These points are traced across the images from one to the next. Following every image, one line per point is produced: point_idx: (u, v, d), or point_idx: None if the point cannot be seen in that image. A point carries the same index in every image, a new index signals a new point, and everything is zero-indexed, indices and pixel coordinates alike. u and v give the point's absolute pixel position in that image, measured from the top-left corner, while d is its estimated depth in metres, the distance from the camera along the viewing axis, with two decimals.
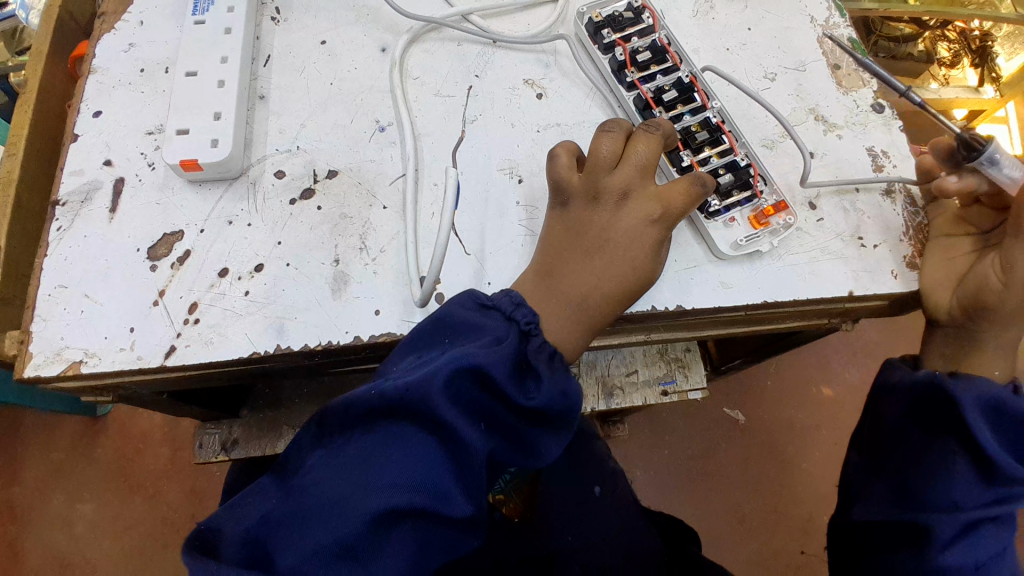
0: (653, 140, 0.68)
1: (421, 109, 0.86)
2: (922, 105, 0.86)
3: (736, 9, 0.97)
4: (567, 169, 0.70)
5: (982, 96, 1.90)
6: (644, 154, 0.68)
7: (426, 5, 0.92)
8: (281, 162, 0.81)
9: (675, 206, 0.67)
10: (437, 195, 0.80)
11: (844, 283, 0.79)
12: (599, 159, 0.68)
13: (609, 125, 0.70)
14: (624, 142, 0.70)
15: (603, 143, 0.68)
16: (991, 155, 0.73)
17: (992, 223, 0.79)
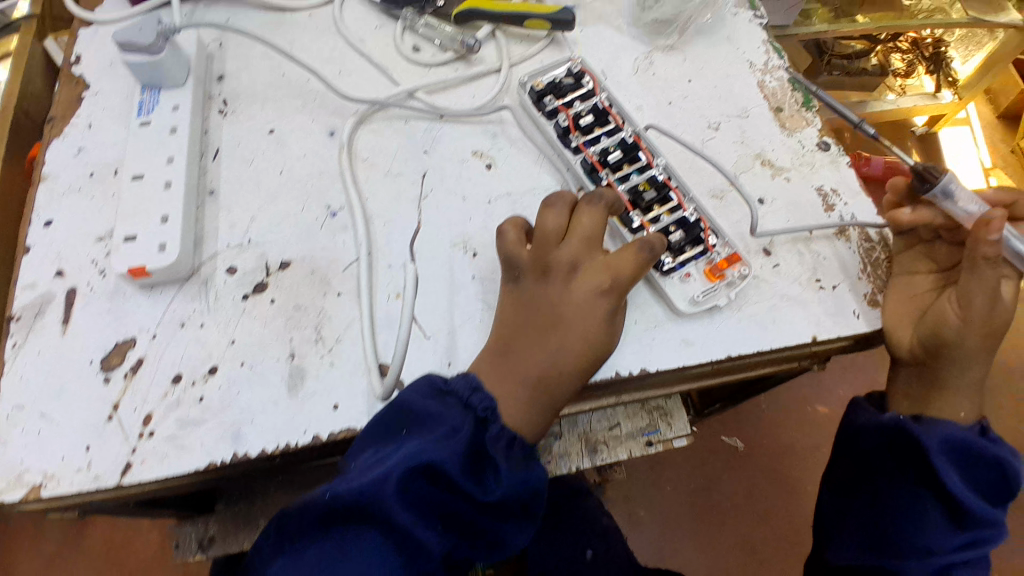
0: (595, 211, 0.69)
1: (372, 190, 0.86)
2: (877, 137, 0.87)
3: (675, 63, 0.99)
4: (515, 244, 0.70)
5: (942, 100, 2.05)
6: (588, 226, 0.68)
7: (372, 87, 0.95)
8: (233, 257, 0.82)
9: (624, 276, 0.66)
10: (391, 277, 0.80)
11: (806, 329, 0.79)
12: (545, 235, 0.68)
13: (552, 199, 0.71)
14: (568, 215, 0.70)
15: (546, 219, 0.69)
16: (946, 187, 0.74)
17: (951, 259, 0.79)
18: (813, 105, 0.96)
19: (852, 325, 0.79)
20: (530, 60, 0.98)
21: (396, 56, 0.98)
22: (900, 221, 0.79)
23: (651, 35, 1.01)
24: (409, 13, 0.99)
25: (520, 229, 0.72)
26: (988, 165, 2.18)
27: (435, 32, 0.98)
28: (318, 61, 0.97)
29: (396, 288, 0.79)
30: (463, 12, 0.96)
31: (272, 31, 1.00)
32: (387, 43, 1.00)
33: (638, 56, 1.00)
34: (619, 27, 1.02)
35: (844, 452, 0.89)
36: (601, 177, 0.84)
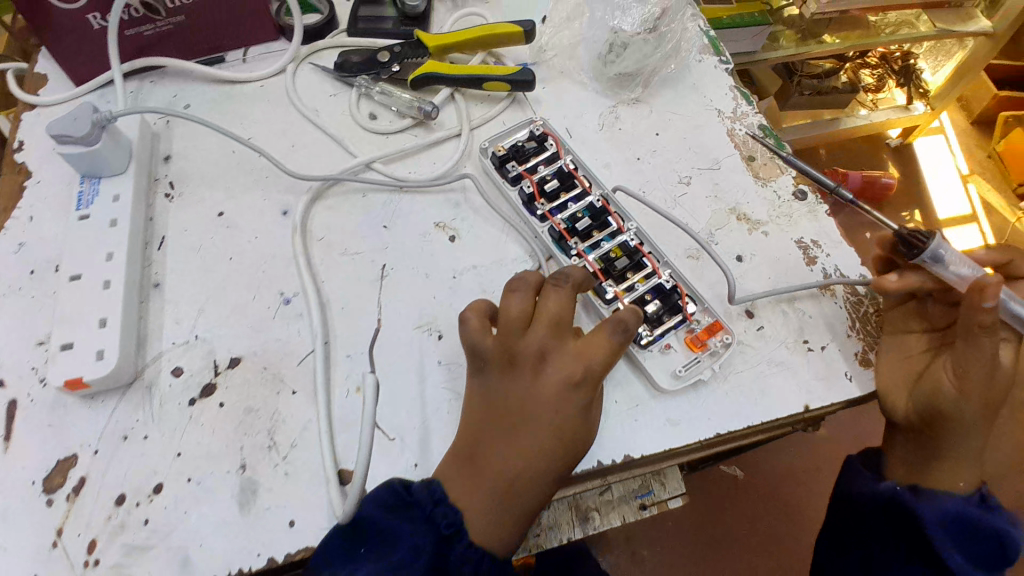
0: (563, 292, 0.64)
1: (328, 272, 0.81)
2: (856, 201, 0.80)
3: (641, 115, 0.96)
4: (479, 332, 0.64)
5: (913, 113, 2.03)
6: (556, 310, 0.63)
7: (327, 160, 0.91)
8: (177, 357, 0.77)
9: (598, 362, 0.61)
10: (352, 367, 0.75)
11: (797, 398, 0.73)
12: (510, 321, 0.62)
13: (516, 282, 0.65)
14: (534, 297, 0.65)
15: (510, 304, 0.63)
16: (935, 252, 0.69)
17: (948, 319, 0.73)
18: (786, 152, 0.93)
19: (842, 389, 0.75)
20: (491, 122, 0.94)
21: (352, 125, 0.95)
22: (886, 287, 0.75)
23: (615, 88, 0.98)
24: (363, 80, 0.96)
25: (483, 313, 0.66)
26: (965, 173, 2.18)
27: (391, 99, 0.95)
28: (269, 136, 0.94)
29: (356, 380, 0.74)
30: (420, 77, 0.93)
31: (222, 107, 0.97)
32: (343, 112, 0.96)
33: (603, 110, 0.97)
34: (582, 81, 0.99)
35: (845, 508, 0.81)
36: (570, 246, 0.79)
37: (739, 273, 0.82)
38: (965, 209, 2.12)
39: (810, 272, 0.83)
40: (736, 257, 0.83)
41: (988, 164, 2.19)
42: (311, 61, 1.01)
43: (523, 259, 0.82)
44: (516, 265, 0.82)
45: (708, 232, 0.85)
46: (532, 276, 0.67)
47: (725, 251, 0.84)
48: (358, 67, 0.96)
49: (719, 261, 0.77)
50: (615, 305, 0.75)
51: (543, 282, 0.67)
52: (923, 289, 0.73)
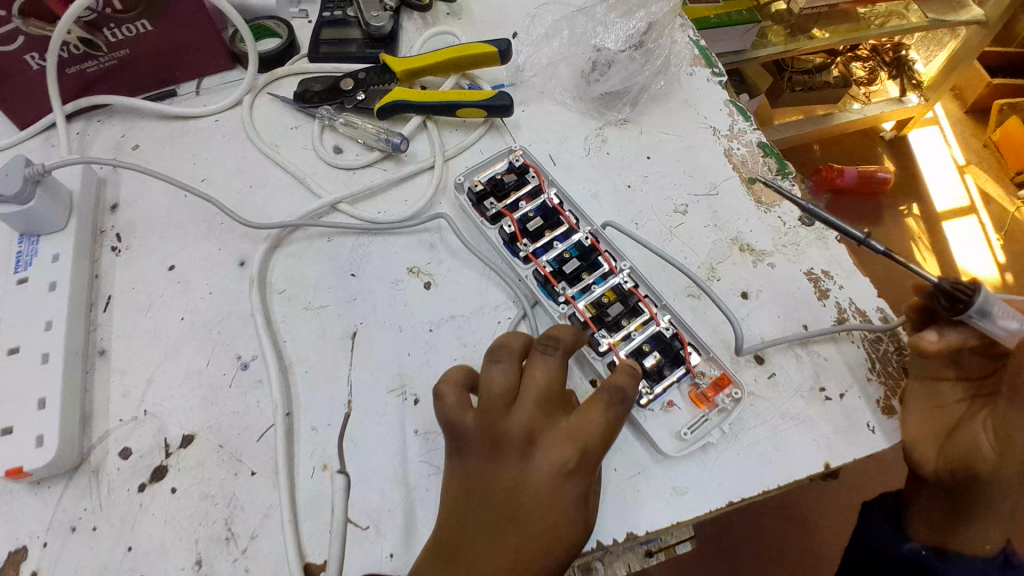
0: (553, 362, 0.57)
1: (290, 330, 0.73)
2: (888, 253, 0.68)
3: (630, 137, 0.89)
4: (457, 409, 0.56)
5: (908, 104, 1.91)
6: (545, 382, 0.56)
7: (289, 203, 0.84)
8: (126, 436, 0.69)
9: (593, 442, 0.53)
10: (318, 441, 0.66)
11: (815, 454, 0.66)
12: (492, 397, 0.55)
13: (498, 351, 0.58)
14: (518, 367, 0.57)
15: (492, 377, 0.56)
16: (983, 307, 0.61)
17: (986, 370, 0.64)
18: (789, 171, 0.86)
19: (863, 441, 0.67)
20: (467, 152, 0.86)
21: (316, 160, 0.87)
22: (927, 348, 0.65)
23: (601, 109, 0.91)
24: (326, 111, 0.88)
25: (461, 385, 0.58)
26: (961, 164, 2.06)
27: (358, 131, 0.87)
28: (226, 177, 0.87)
29: (324, 455, 0.66)
30: (387, 105, 0.85)
31: (175, 146, 0.89)
32: (305, 147, 0.88)
33: (589, 133, 0.89)
34: (565, 102, 0.92)
35: None
36: (557, 292, 0.72)
37: (745, 312, 0.74)
38: (963, 202, 2.00)
39: (823, 307, 0.75)
40: (741, 293, 0.75)
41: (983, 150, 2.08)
42: (270, 90, 0.94)
43: (506, 305, 0.74)
44: (498, 313, 0.74)
45: (709, 267, 0.77)
46: (516, 342, 0.59)
47: (728, 288, 0.76)
48: (320, 95, 0.89)
49: (721, 305, 0.69)
50: (609, 358, 0.68)
51: (528, 347, 0.59)
52: (965, 343, 0.64)
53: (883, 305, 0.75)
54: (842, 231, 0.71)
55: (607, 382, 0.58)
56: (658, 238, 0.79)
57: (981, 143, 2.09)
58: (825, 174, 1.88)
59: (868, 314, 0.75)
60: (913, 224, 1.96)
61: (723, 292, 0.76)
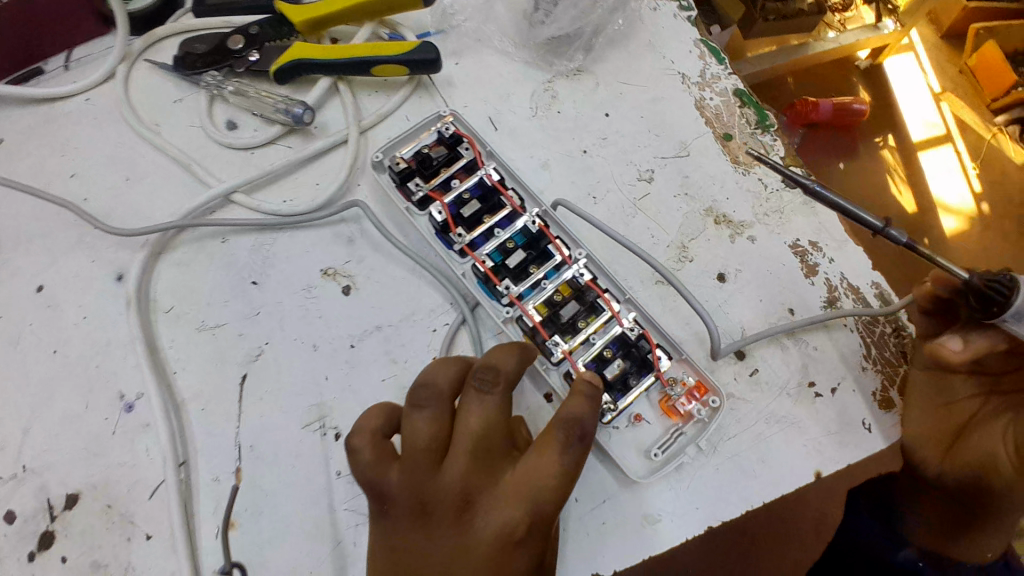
0: (490, 401, 0.46)
1: (183, 359, 0.61)
2: (912, 247, 0.55)
3: (585, 91, 0.75)
4: (376, 467, 0.46)
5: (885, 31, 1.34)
6: (481, 427, 0.45)
7: (177, 196, 0.69)
8: (7, 496, 0.57)
9: (544, 497, 0.43)
10: (220, 495, 0.56)
11: (803, 463, 0.57)
12: (416, 453, 0.44)
13: (421, 393, 0.46)
14: (448, 410, 0.46)
15: (415, 429, 0.45)
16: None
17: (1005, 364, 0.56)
18: (770, 122, 0.73)
19: (859, 443, 0.59)
20: (390, 119, 0.72)
21: (204, 140, 0.71)
22: (947, 357, 0.51)
23: (549, 57, 0.76)
24: (211, 76, 0.72)
25: (382, 435, 0.48)
26: (937, 88, 1.47)
27: (254, 100, 0.71)
28: (99, 168, 0.70)
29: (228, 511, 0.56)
30: (284, 65, 0.70)
31: (37, 133, 0.72)
32: (191, 123, 0.72)
33: (536, 88, 0.75)
34: (506, 49, 0.76)
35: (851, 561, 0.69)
36: (499, 291, 0.59)
37: (722, 299, 0.64)
38: (937, 130, 1.44)
39: (811, 286, 0.65)
40: (717, 276, 0.65)
41: (944, 71, 1.48)
42: (148, 57, 0.75)
43: (443, 308, 0.63)
44: (433, 319, 0.62)
45: (679, 245, 0.66)
46: (445, 375, 0.48)
47: (703, 271, 0.65)
48: (204, 58, 0.72)
49: (689, 297, 0.59)
50: (564, 368, 0.57)
51: (462, 381, 0.48)
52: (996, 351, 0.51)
53: (879, 280, 0.65)
54: (856, 219, 0.56)
55: (559, 415, 0.47)
56: (619, 214, 0.67)
57: (954, 64, 1.49)
58: (797, 107, 1.31)
59: (861, 292, 0.65)
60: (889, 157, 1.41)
61: (697, 276, 0.65)
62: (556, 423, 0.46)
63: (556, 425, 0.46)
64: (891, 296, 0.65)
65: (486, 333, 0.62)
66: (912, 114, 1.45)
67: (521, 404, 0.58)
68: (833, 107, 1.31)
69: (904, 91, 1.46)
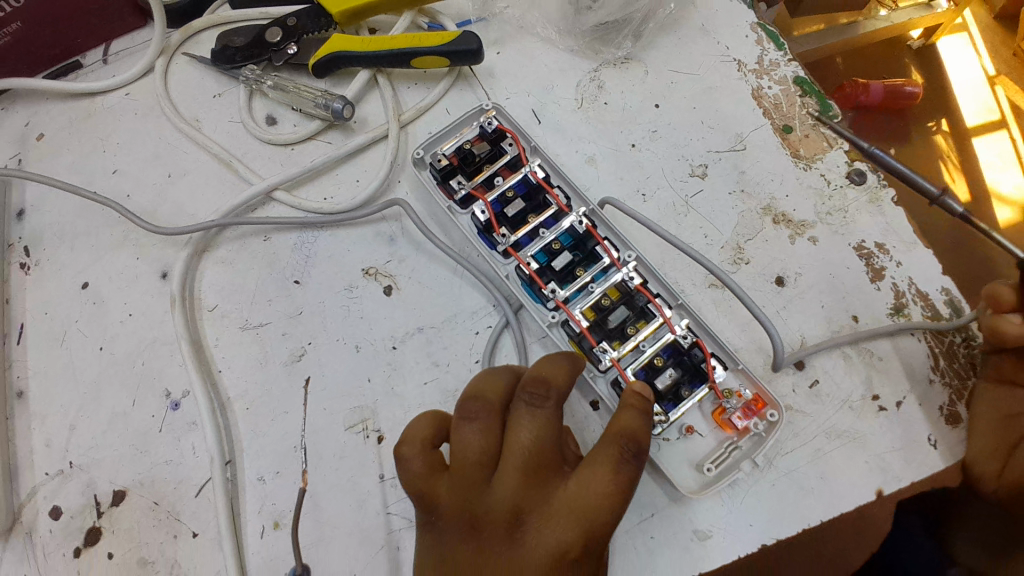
0: (541, 415, 0.45)
1: (226, 358, 0.60)
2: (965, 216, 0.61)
3: (633, 81, 0.71)
4: (426, 477, 0.45)
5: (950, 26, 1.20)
6: (533, 442, 0.44)
7: (220, 194, 0.69)
8: (55, 493, 0.60)
9: (599, 517, 0.42)
10: (266, 495, 0.56)
11: (862, 480, 0.54)
12: (467, 466, 0.44)
13: (470, 406, 0.46)
14: (498, 423, 0.46)
15: (465, 441, 0.44)
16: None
17: None
18: (834, 113, 0.68)
19: (927, 461, 0.55)
20: (431, 112, 0.70)
21: (246, 136, 0.71)
22: None
23: (595, 45, 0.72)
24: (250, 70, 0.70)
25: (432, 445, 0.47)
26: (992, 71, 1.21)
27: (294, 94, 0.70)
28: (140, 166, 0.71)
29: (274, 510, 0.56)
30: (321, 59, 0.68)
31: (80, 130, 0.73)
32: (232, 119, 0.72)
33: (581, 77, 0.71)
34: (550, 37, 0.73)
35: None
36: (545, 295, 0.57)
37: (780, 304, 0.60)
38: (993, 115, 1.20)
39: (876, 291, 0.61)
40: (775, 279, 0.61)
41: (995, 53, 1.22)
42: (187, 50, 0.75)
43: (486, 311, 0.61)
44: (476, 321, 0.61)
45: (735, 247, 0.63)
46: (495, 389, 0.48)
47: (759, 273, 0.61)
48: (242, 52, 0.71)
49: (749, 304, 0.55)
50: (613, 376, 0.55)
51: (513, 393, 0.47)
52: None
53: (949, 286, 0.61)
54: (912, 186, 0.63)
55: (613, 430, 0.45)
56: (670, 213, 0.64)
57: (1007, 46, 1.22)
58: (844, 89, 1.08)
59: (930, 299, 0.60)
60: (942, 142, 1.18)
61: (753, 278, 0.61)
62: (609, 440, 0.45)
63: (610, 441, 0.44)
64: (962, 303, 0.60)
65: (530, 338, 0.60)
66: (970, 101, 1.20)
67: (569, 411, 0.57)
68: (885, 91, 1.09)
69: (964, 75, 1.20)
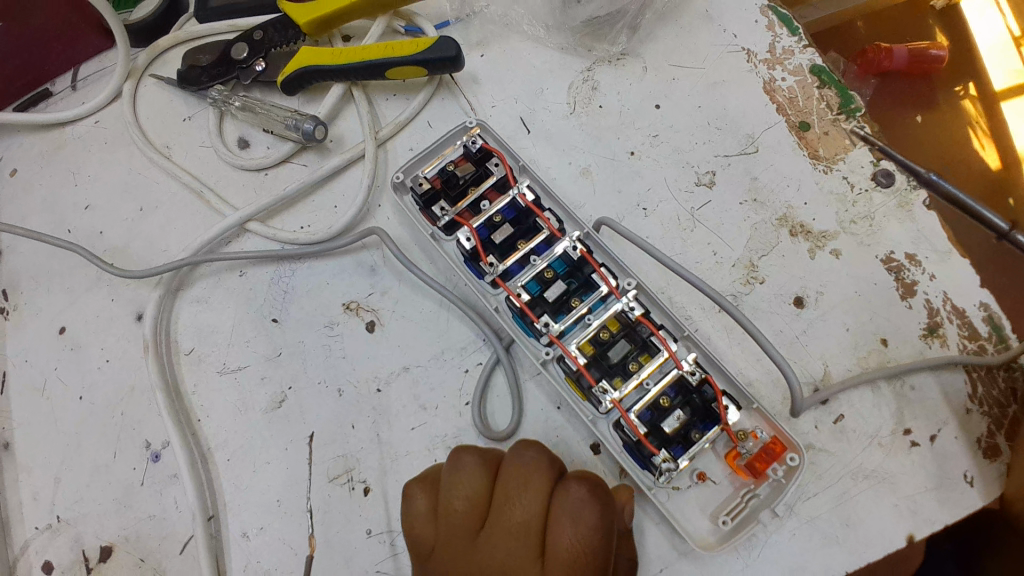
0: (524, 465, 0.45)
1: (207, 405, 0.57)
2: None
3: (631, 79, 0.64)
4: (425, 519, 0.46)
5: None
6: (516, 496, 0.44)
7: (195, 226, 0.65)
8: (44, 547, 0.58)
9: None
10: (250, 552, 0.53)
11: (895, 523, 0.49)
12: (453, 516, 0.44)
13: (461, 456, 0.47)
14: (485, 472, 0.46)
15: (452, 489, 0.45)
16: None
17: None
18: (857, 105, 0.61)
19: (966, 501, 0.49)
20: (410, 126, 0.65)
21: (218, 162, 0.67)
22: None
23: (588, 41, 0.66)
24: (217, 91, 0.66)
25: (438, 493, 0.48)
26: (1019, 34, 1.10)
27: (264, 116, 0.65)
28: (112, 199, 0.67)
29: (259, 568, 0.52)
30: (290, 76, 0.63)
31: (48, 163, 0.70)
32: (203, 144, 0.68)
33: (574, 79, 0.65)
34: (537, 35, 0.67)
35: None
36: (538, 329, 0.52)
37: (801, 328, 0.54)
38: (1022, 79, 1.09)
39: (907, 308, 0.55)
40: (794, 300, 0.55)
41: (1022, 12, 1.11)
42: (154, 71, 0.71)
43: (475, 347, 0.56)
44: (465, 358, 0.56)
45: (747, 264, 0.57)
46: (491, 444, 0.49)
47: (775, 293, 0.55)
48: (209, 71, 0.67)
49: (760, 336, 0.49)
50: (615, 418, 0.50)
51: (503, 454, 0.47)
52: None
53: (988, 300, 0.54)
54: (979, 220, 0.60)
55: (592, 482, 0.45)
56: (675, 229, 0.58)
57: None
58: (867, 55, 0.99)
59: (968, 316, 0.54)
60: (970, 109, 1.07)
61: (768, 300, 0.55)
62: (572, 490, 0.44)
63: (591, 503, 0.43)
64: (1003, 320, 0.54)
65: (524, 375, 0.55)
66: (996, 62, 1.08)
67: (568, 456, 0.53)
68: (910, 55, 0.99)
69: (989, 35, 1.09)
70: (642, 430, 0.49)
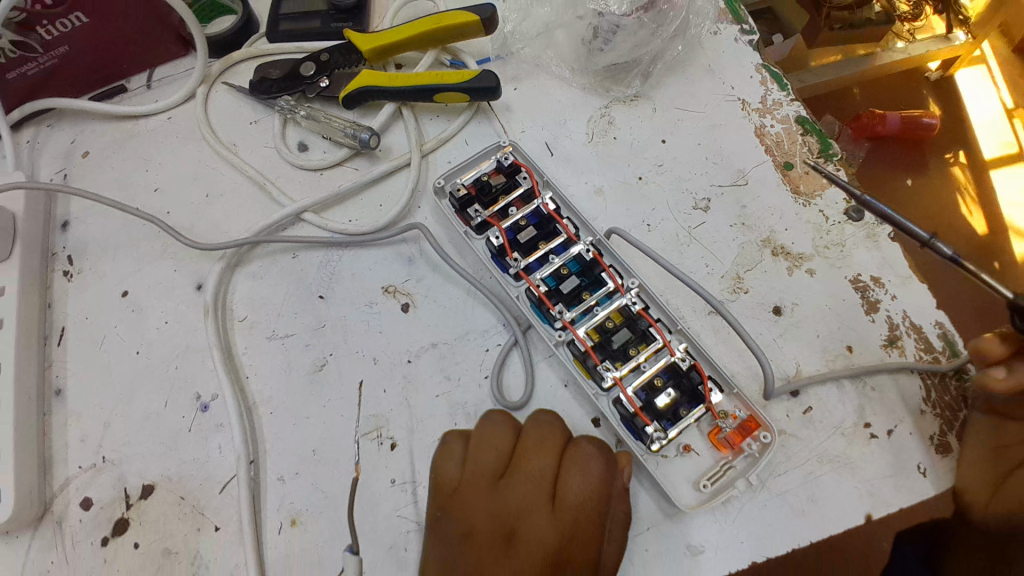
0: (544, 431, 0.57)
1: (256, 365, 0.65)
2: None
3: (642, 117, 0.75)
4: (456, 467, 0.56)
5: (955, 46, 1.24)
6: (535, 454, 0.55)
7: (255, 213, 0.74)
8: (86, 484, 0.64)
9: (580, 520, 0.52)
10: (285, 494, 0.59)
11: (853, 504, 0.57)
12: (483, 466, 0.56)
13: (492, 420, 0.58)
14: (510, 434, 0.57)
15: (483, 445, 0.57)
16: None
17: None
18: (834, 151, 0.71)
19: (916, 487, 0.57)
20: (450, 142, 0.75)
21: (279, 160, 0.76)
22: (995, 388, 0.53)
23: (606, 82, 0.77)
24: (285, 101, 0.77)
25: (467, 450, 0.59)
26: (1011, 105, 1.32)
27: (324, 124, 0.76)
28: (180, 185, 0.77)
29: (292, 508, 0.59)
30: (352, 92, 0.74)
31: (123, 150, 0.79)
32: (266, 145, 0.78)
33: (593, 114, 0.76)
34: (564, 74, 0.78)
35: None
36: (553, 316, 0.60)
37: (777, 333, 0.63)
38: (1011, 148, 1.29)
39: (871, 323, 0.63)
40: (773, 309, 0.64)
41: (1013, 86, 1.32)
42: (226, 79, 0.82)
43: (496, 330, 0.65)
44: (486, 340, 0.64)
45: (734, 276, 0.66)
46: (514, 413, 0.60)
47: (757, 302, 0.64)
48: (278, 84, 0.77)
49: (742, 332, 0.59)
50: (615, 395, 0.58)
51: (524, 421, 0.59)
52: None
53: (943, 320, 0.63)
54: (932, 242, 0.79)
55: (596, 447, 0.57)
56: (674, 243, 0.68)
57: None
58: (862, 119, 1.21)
59: (924, 332, 0.63)
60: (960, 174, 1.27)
61: (751, 307, 0.64)
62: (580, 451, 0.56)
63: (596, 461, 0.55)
64: (956, 338, 0.62)
65: (537, 357, 0.63)
66: (988, 135, 1.30)
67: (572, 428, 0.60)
68: (902, 122, 1.22)
69: (983, 110, 1.31)
70: (638, 405, 0.57)
